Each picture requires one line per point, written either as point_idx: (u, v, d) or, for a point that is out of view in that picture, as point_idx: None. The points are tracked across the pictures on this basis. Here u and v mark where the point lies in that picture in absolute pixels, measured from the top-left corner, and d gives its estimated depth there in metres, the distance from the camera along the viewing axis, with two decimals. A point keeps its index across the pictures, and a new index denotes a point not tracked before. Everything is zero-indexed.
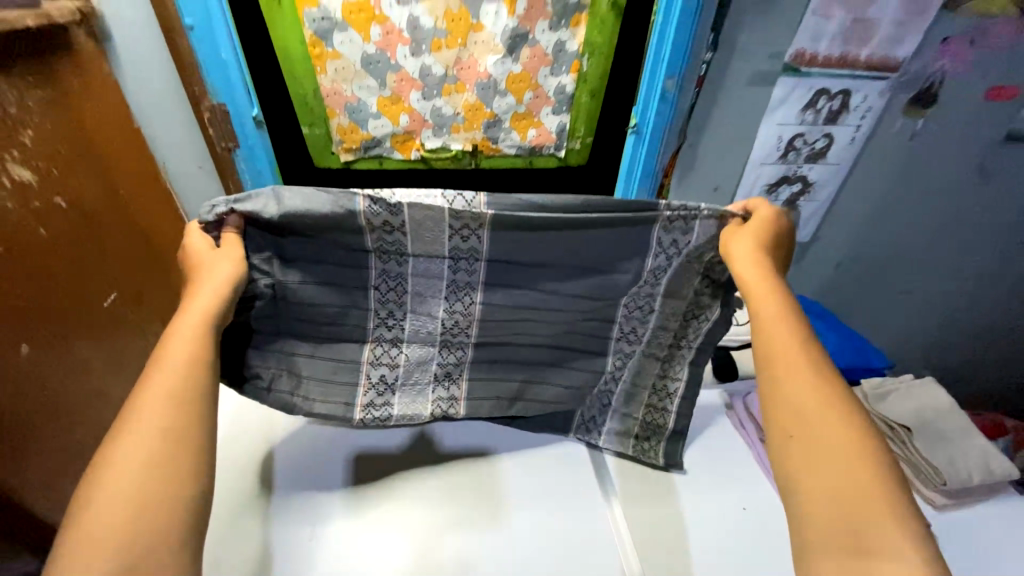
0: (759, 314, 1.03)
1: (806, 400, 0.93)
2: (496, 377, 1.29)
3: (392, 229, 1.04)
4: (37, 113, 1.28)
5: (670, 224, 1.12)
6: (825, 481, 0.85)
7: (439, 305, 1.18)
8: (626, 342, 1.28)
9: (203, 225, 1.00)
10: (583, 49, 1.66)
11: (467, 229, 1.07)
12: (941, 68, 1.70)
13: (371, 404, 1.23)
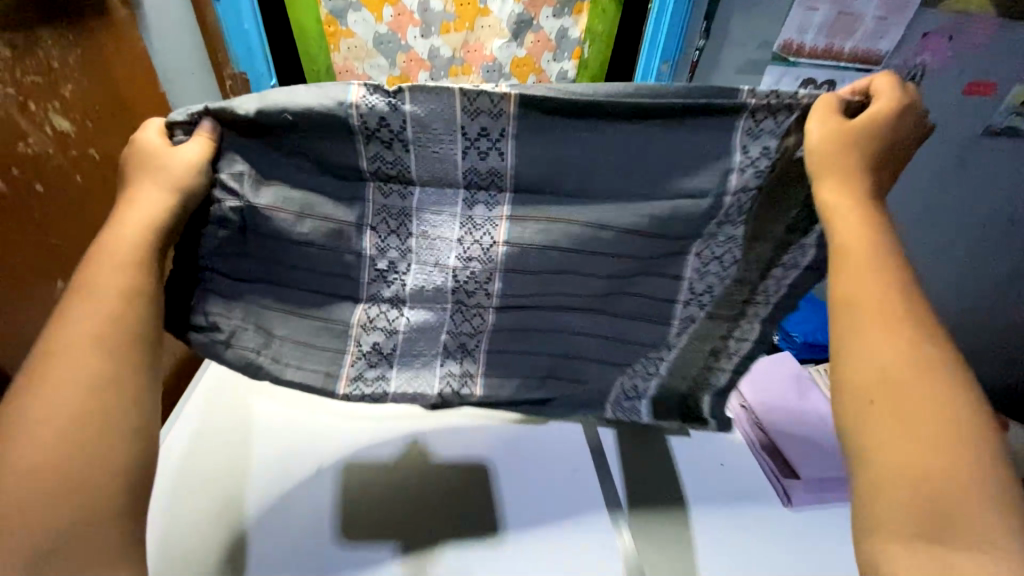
0: (845, 236, 0.94)
1: (899, 358, 0.85)
2: (512, 348, 1.23)
3: (392, 142, 0.99)
4: (77, 70, 1.35)
5: (743, 140, 1.00)
6: (904, 441, 0.79)
7: (453, 258, 1.11)
8: (694, 300, 1.19)
9: (174, 126, 0.99)
10: (584, 37, 1.75)
11: (483, 143, 1.00)
12: (922, 62, 1.78)
13: (360, 376, 1.16)
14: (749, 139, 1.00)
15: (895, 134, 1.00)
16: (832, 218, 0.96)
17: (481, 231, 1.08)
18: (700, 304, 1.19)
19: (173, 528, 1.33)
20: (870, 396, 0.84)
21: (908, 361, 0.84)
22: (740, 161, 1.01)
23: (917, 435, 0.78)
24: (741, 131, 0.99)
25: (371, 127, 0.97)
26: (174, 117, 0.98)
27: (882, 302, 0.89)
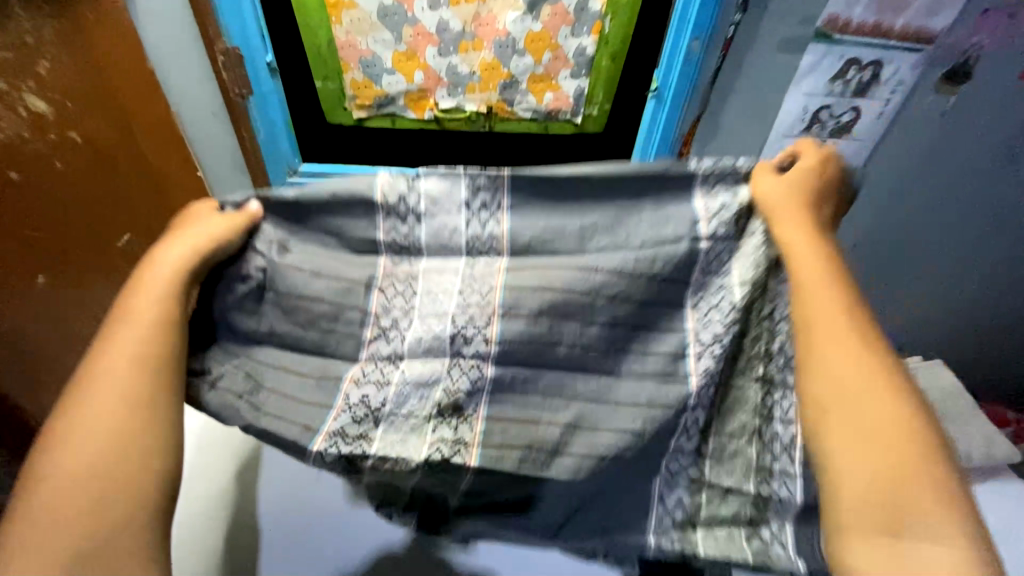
0: (800, 264, 0.77)
1: (829, 356, 0.74)
2: (534, 443, 0.83)
3: (409, 215, 0.82)
4: (52, 49, 1.26)
5: (705, 181, 0.81)
6: (855, 448, 0.69)
7: (450, 313, 0.82)
8: (693, 438, 0.90)
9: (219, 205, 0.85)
10: (606, 9, 1.44)
11: (487, 208, 0.82)
12: (979, 42, 1.37)
13: (342, 434, 0.81)
14: (715, 176, 0.81)
15: (829, 186, 0.87)
16: (794, 263, 0.77)
17: (481, 282, 0.82)
18: (705, 441, 0.92)
19: (190, 530, 1.13)
20: (820, 402, 0.73)
21: (847, 358, 0.73)
22: (705, 210, 0.81)
23: (869, 438, 0.69)
24: (699, 178, 0.81)
25: (398, 202, 0.81)
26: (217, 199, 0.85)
27: (821, 300, 0.76)
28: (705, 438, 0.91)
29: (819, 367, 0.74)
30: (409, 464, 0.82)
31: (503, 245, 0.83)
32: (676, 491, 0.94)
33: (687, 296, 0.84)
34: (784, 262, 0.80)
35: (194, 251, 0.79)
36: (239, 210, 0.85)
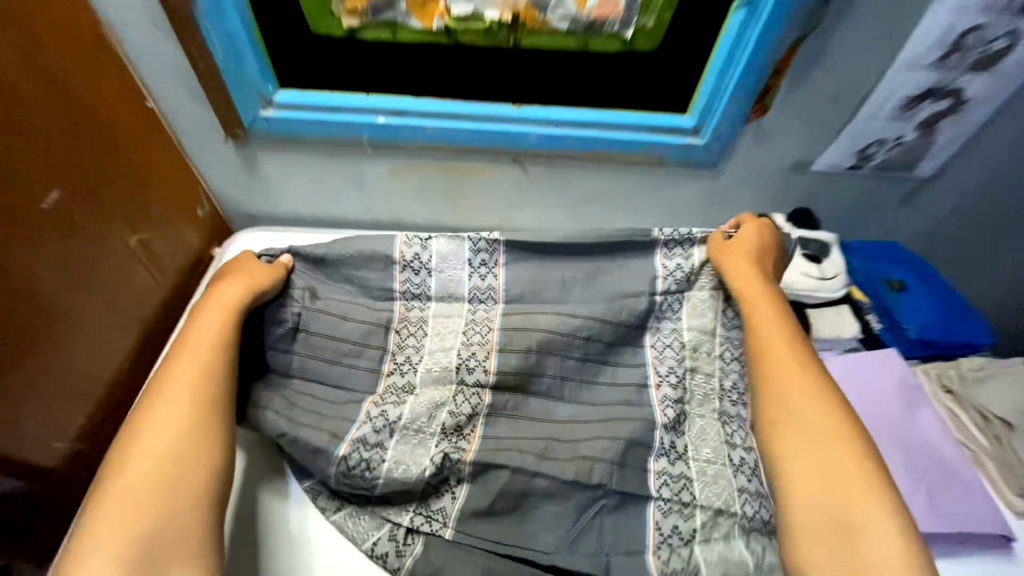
0: (757, 322, 0.73)
1: (801, 402, 0.66)
2: (542, 468, 0.72)
3: (422, 269, 0.81)
4: None
5: (669, 253, 0.81)
6: (808, 462, 0.62)
7: (456, 352, 0.79)
8: (679, 462, 0.75)
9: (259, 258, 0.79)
10: None
11: (486, 265, 0.82)
12: None
13: (365, 443, 0.72)
14: (676, 249, 0.81)
15: (773, 259, 0.79)
16: (751, 322, 0.74)
17: (479, 326, 0.81)
18: (687, 464, 0.75)
19: None
20: (787, 427, 0.65)
21: (802, 388, 0.67)
22: (666, 273, 0.81)
23: (826, 463, 0.62)
24: (662, 249, 0.81)
25: (411, 261, 0.81)
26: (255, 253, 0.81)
27: (778, 337, 0.71)
28: (687, 465, 0.75)
29: (793, 404, 0.66)
30: (415, 478, 0.71)
31: (498, 293, 0.82)
32: (692, 535, 0.71)
33: (644, 341, 0.83)
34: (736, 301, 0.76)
35: (244, 288, 0.72)
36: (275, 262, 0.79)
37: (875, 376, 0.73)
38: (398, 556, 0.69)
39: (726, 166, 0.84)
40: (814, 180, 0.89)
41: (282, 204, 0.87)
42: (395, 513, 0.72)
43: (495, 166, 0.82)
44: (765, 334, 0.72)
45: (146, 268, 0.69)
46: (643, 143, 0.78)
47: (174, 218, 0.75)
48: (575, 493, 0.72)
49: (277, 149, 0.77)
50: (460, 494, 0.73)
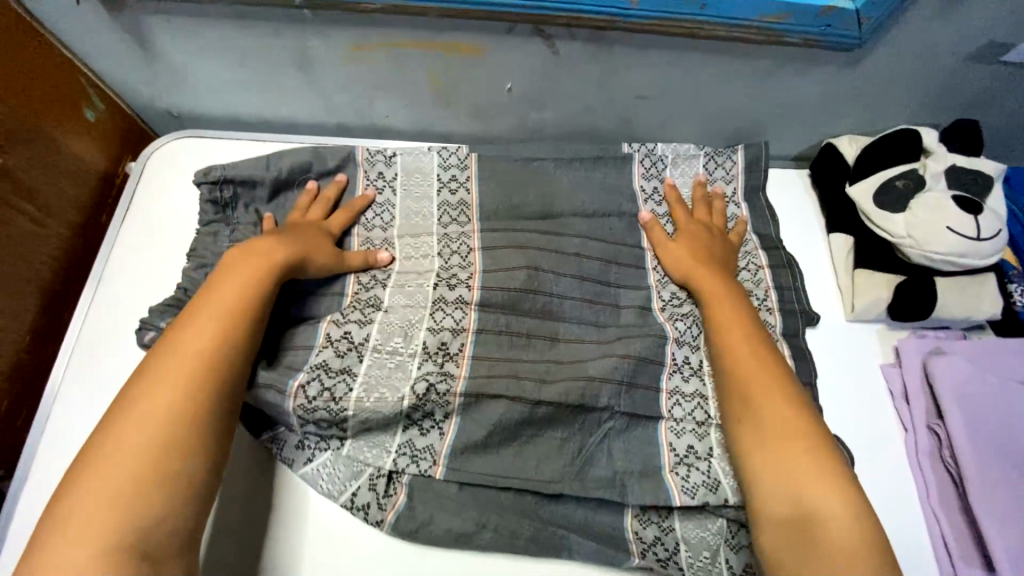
0: (703, 284, 0.53)
1: (751, 374, 0.47)
2: (546, 394, 0.48)
3: (386, 188, 0.59)
4: None
5: (646, 170, 0.62)
6: (756, 453, 0.44)
7: (435, 263, 0.55)
8: (695, 379, 0.51)
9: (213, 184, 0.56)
10: None
11: (456, 182, 0.59)
12: None
13: (325, 369, 0.49)
14: (652, 167, 0.62)
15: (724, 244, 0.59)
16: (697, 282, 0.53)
17: (456, 243, 0.56)
18: (704, 381, 0.51)
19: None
20: (739, 402, 0.46)
21: (749, 356, 0.48)
22: (644, 196, 0.61)
23: (777, 457, 0.43)
24: (639, 164, 0.62)
25: (375, 179, 0.59)
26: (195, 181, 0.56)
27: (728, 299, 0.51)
28: (707, 382, 0.51)
29: (736, 383, 0.47)
30: (392, 409, 0.47)
31: (472, 209, 0.58)
32: (716, 469, 0.47)
33: (639, 238, 0.59)
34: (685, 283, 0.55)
35: (287, 250, 0.49)
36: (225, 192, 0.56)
37: (1011, 365, 0.55)
38: (379, 510, 0.47)
39: (874, 45, 0.53)
40: (997, 78, 0.57)
41: (208, 101, 0.62)
42: (376, 456, 0.48)
43: (507, 43, 0.53)
44: (710, 294, 0.52)
45: (20, 209, 0.50)
46: (762, 5, 0.48)
47: (40, 129, 0.51)
48: (578, 423, 0.49)
49: (170, 16, 0.50)
50: (451, 429, 0.48)
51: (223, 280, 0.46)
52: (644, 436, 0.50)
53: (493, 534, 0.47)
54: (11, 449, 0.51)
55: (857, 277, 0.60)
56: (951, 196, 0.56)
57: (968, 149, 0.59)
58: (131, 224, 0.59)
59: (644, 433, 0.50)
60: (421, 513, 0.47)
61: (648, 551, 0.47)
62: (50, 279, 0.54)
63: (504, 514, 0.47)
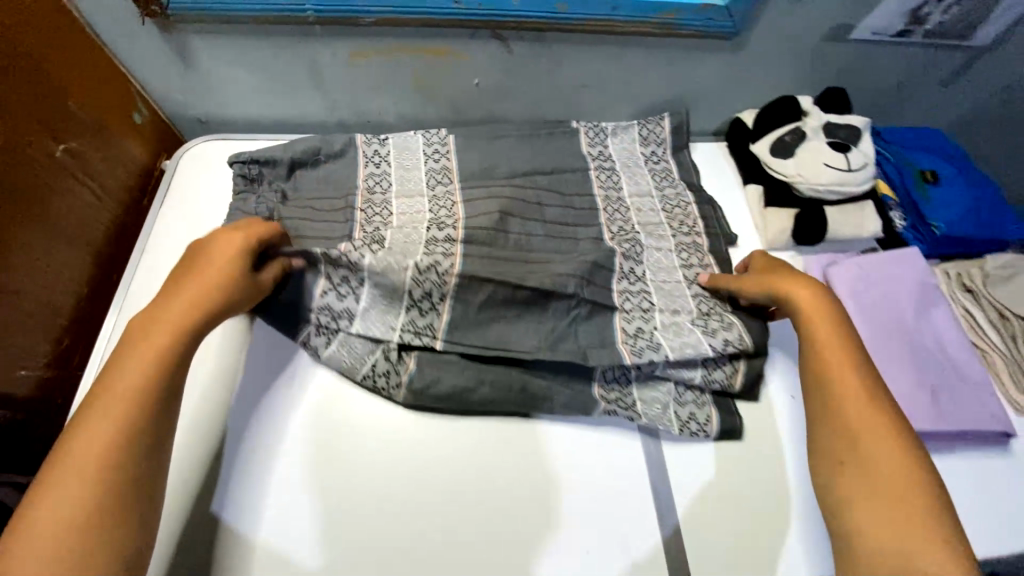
0: (807, 316, 0.55)
1: (856, 408, 0.50)
2: (524, 280, 0.60)
3: (383, 161, 0.73)
4: None
5: (590, 141, 0.78)
6: (857, 482, 0.48)
7: (428, 214, 0.69)
8: (638, 282, 0.66)
9: (243, 167, 0.69)
10: None
11: (438, 155, 0.75)
12: None
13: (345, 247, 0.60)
14: (595, 140, 0.79)
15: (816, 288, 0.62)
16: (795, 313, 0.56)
17: (443, 200, 0.71)
18: (647, 283, 0.66)
19: None
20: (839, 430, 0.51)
21: (857, 392, 0.51)
22: (591, 159, 0.77)
23: (881, 487, 0.47)
24: (584, 137, 0.79)
25: (372, 156, 0.73)
26: (229, 160, 0.70)
27: (837, 336, 0.54)
28: (648, 284, 0.66)
29: (841, 412, 0.51)
30: (400, 277, 0.59)
31: (453, 173, 0.73)
32: (659, 336, 0.60)
33: (591, 187, 0.75)
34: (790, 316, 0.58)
35: (196, 310, 0.48)
36: (256, 174, 0.70)
37: (896, 270, 0.68)
38: (396, 375, 0.60)
39: (750, 32, 0.70)
40: (850, 55, 0.75)
41: (233, 107, 0.76)
42: (384, 331, 0.60)
43: (472, 46, 0.69)
44: (816, 333, 0.54)
45: (85, 184, 0.62)
46: (657, 5, 0.66)
47: (103, 123, 0.64)
48: (547, 313, 0.61)
49: (210, 37, 0.65)
50: (446, 310, 0.60)
51: (128, 359, 0.44)
52: (603, 322, 0.62)
53: (490, 388, 0.59)
54: (66, 383, 0.62)
55: (766, 215, 0.74)
56: (825, 142, 0.72)
57: (839, 107, 0.75)
58: (170, 207, 0.71)
59: (603, 321, 0.62)
60: (429, 373, 0.59)
61: (611, 403, 0.60)
62: (104, 243, 0.65)
63: (496, 373, 0.59)
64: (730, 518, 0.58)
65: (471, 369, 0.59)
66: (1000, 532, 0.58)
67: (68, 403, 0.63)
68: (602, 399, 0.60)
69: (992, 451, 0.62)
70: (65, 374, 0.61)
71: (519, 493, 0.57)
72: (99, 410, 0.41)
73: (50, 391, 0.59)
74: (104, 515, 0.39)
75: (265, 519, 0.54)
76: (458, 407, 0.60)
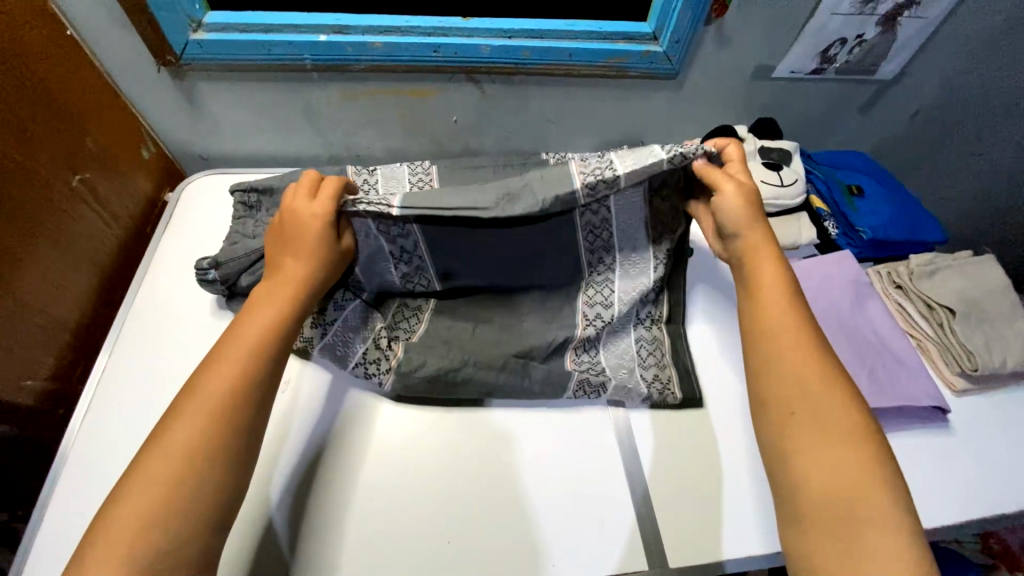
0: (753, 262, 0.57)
1: (800, 361, 0.51)
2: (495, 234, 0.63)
3: (371, 188, 0.80)
4: None
5: (559, 171, 0.86)
6: (808, 436, 0.48)
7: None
8: None
9: (241, 194, 0.75)
10: None
11: (422, 183, 0.82)
12: None
13: None
14: (564, 169, 0.87)
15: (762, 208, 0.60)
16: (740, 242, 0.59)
17: None
18: None
19: (87, 478, 0.58)
20: (787, 386, 0.50)
21: (801, 344, 0.52)
22: None
23: (827, 431, 0.48)
24: (553, 167, 0.86)
25: (362, 185, 0.80)
26: (229, 190, 0.76)
27: (779, 298, 0.55)
28: None
29: (781, 365, 0.51)
30: None
31: None
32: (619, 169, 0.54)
33: None
34: (743, 259, 0.58)
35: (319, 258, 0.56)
36: (255, 203, 0.76)
37: (833, 270, 0.77)
38: (386, 360, 0.65)
39: (689, 73, 0.81)
40: (776, 89, 0.87)
41: (232, 144, 0.84)
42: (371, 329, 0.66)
43: (449, 87, 0.78)
44: (770, 311, 0.54)
45: (93, 209, 0.67)
46: (607, 53, 0.75)
47: (115, 156, 0.71)
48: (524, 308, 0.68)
49: (215, 81, 0.73)
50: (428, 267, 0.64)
51: (242, 327, 0.51)
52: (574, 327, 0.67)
53: (472, 368, 0.65)
54: (68, 394, 0.66)
55: None
56: (761, 163, 0.82)
57: (771, 136, 0.86)
58: (170, 235, 0.77)
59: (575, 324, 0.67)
60: (416, 359, 0.65)
61: (581, 390, 0.66)
62: (104, 263, 0.70)
63: (481, 366, 0.65)
64: (710, 488, 0.62)
65: (454, 352, 0.66)
66: (943, 502, 0.63)
67: (67, 415, 0.67)
68: (575, 371, 0.67)
69: (933, 427, 0.68)
70: (66, 387, 0.66)
71: (505, 477, 0.62)
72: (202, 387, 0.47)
73: (51, 402, 0.64)
74: (205, 448, 0.45)
75: (274, 510, 0.58)
76: (443, 387, 0.65)
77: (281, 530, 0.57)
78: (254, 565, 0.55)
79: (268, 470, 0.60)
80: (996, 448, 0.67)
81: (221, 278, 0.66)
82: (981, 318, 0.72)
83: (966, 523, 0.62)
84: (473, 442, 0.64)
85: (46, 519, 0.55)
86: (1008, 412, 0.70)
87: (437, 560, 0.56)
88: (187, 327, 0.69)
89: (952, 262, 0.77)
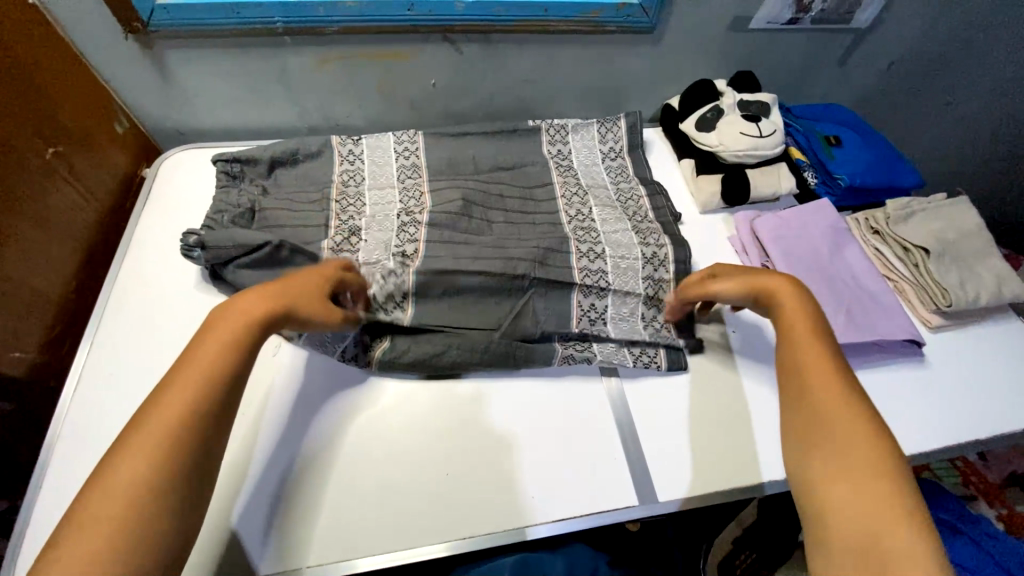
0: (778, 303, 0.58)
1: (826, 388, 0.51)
2: (479, 267, 0.68)
3: (357, 158, 0.79)
4: None
5: (550, 140, 0.85)
6: (833, 458, 0.47)
7: (399, 205, 0.76)
8: (559, 150, 0.85)
9: (224, 165, 0.75)
10: None
11: (408, 154, 0.81)
12: None
13: (344, 226, 0.72)
14: (555, 138, 0.86)
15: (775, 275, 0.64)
16: (767, 299, 0.60)
17: (412, 191, 0.78)
18: (570, 160, 0.85)
19: (82, 446, 0.59)
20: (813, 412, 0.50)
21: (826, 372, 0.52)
22: (550, 158, 0.85)
23: (851, 453, 0.47)
24: (545, 136, 0.86)
25: (347, 155, 0.79)
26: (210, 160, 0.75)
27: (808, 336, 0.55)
28: (571, 167, 0.84)
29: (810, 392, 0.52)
30: (386, 186, 0.78)
31: (422, 170, 0.80)
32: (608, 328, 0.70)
33: (548, 173, 0.83)
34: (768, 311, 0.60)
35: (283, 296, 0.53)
36: (238, 174, 0.75)
37: (813, 220, 0.78)
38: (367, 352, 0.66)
39: (666, 26, 0.81)
40: (754, 42, 0.87)
41: (208, 118, 0.83)
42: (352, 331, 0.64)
43: (426, 49, 0.78)
44: (798, 347, 0.54)
45: (71, 184, 0.67)
46: (581, 7, 0.76)
47: (90, 131, 0.70)
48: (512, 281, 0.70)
49: (186, 50, 0.72)
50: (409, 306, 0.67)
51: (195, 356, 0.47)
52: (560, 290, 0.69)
53: (456, 351, 0.66)
54: (58, 367, 0.67)
55: (699, 181, 0.84)
56: (741, 116, 0.82)
57: (750, 89, 0.86)
58: (150, 210, 0.76)
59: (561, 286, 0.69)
60: (401, 346, 0.66)
61: (569, 350, 0.68)
62: (85, 238, 0.70)
63: (467, 338, 0.66)
64: (688, 436, 0.65)
65: (438, 337, 0.66)
66: (916, 431, 0.65)
67: (58, 387, 0.67)
68: (560, 347, 0.69)
69: (907, 363, 0.71)
70: (54, 359, 0.66)
71: (493, 436, 0.64)
72: (169, 394, 0.44)
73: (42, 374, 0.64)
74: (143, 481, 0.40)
75: (271, 471, 0.60)
76: (427, 371, 0.66)
77: (267, 480, 0.59)
78: (238, 505, 0.57)
79: (265, 434, 0.62)
80: (967, 380, 0.70)
81: (206, 258, 0.66)
82: (954, 257, 0.74)
83: (937, 449, 0.65)
84: (465, 405, 0.66)
85: (46, 484, 0.57)
86: (979, 346, 0.73)
87: (432, 515, 0.58)
88: (172, 300, 0.69)
89: (928, 206, 0.79)
